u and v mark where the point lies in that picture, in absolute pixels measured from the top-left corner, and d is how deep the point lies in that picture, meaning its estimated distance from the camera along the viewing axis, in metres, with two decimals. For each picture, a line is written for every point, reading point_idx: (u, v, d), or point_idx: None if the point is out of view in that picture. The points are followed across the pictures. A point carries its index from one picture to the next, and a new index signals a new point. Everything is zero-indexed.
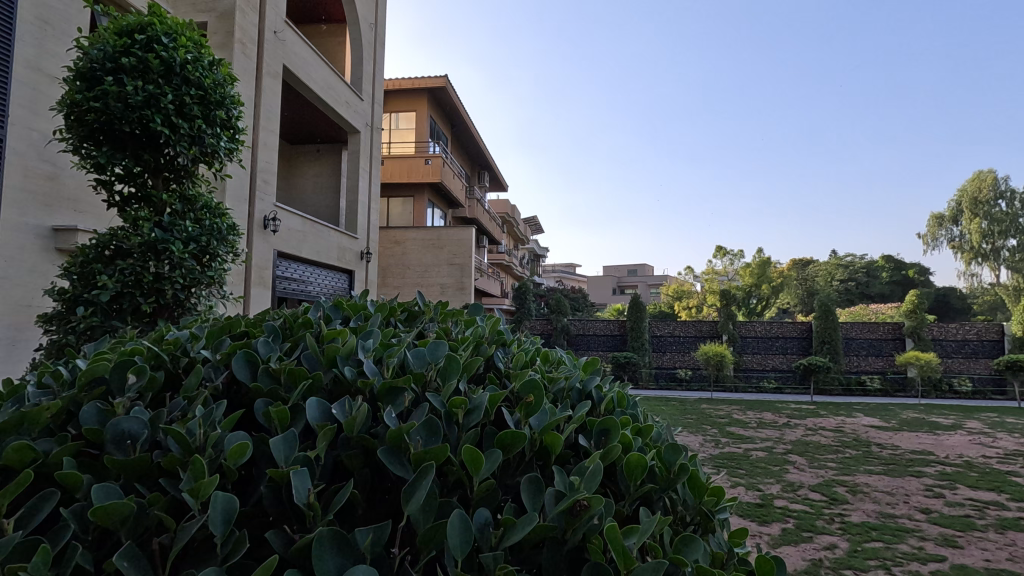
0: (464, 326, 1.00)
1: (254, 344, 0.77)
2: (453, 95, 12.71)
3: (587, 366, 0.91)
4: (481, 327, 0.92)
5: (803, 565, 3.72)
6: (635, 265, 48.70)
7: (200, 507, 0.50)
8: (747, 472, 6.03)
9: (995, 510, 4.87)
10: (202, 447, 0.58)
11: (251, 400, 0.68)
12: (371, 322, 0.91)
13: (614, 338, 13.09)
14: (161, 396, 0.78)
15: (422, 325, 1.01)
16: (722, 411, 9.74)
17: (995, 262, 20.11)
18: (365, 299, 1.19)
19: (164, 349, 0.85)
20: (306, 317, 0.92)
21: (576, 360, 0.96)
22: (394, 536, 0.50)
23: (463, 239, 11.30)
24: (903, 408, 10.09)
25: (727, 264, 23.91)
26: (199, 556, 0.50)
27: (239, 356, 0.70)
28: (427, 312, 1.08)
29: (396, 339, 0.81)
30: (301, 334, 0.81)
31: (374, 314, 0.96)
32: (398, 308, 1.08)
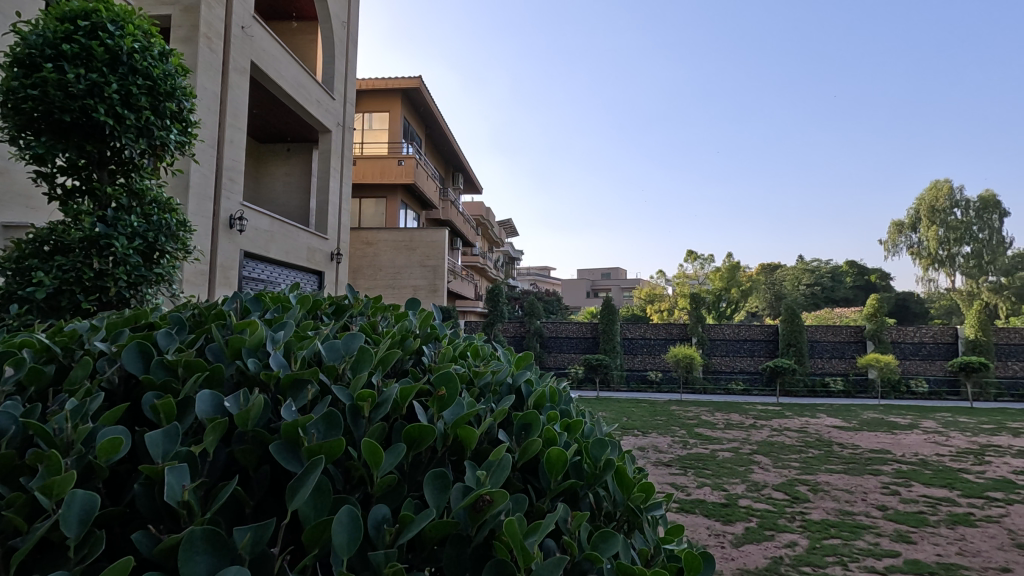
0: (393, 321, 0.98)
1: (155, 336, 0.75)
2: (427, 96, 12.63)
3: (520, 361, 0.90)
4: (410, 323, 0.91)
5: (764, 563, 3.78)
6: (609, 269, 49.20)
7: (60, 507, 0.49)
8: (713, 472, 6.13)
9: (947, 506, 5.04)
10: (74, 444, 0.56)
11: (139, 394, 0.66)
12: (289, 315, 0.89)
13: (586, 340, 13.15)
14: (46, 390, 0.75)
15: (351, 320, 1.00)
16: (691, 413, 9.88)
17: (951, 268, 20.95)
18: (293, 294, 1.17)
19: (58, 342, 0.84)
20: (219, 310, 0.91)
21: (512, 356, 0.95)
22: (278, 534, 0.48)
23: (435, 240, 11.23)
24: (864, 409, 10.40)
25: (698, 268, 24.32)
26: (58, 557, 0.48)
27: (130, 348, 0.68)
28: (356, 307, 1.07)
29: (314, 332, 0.80)
30: (212, 326, 0.80)
31: (292, 308, 0.96)
32: (326, 301, 1.06)
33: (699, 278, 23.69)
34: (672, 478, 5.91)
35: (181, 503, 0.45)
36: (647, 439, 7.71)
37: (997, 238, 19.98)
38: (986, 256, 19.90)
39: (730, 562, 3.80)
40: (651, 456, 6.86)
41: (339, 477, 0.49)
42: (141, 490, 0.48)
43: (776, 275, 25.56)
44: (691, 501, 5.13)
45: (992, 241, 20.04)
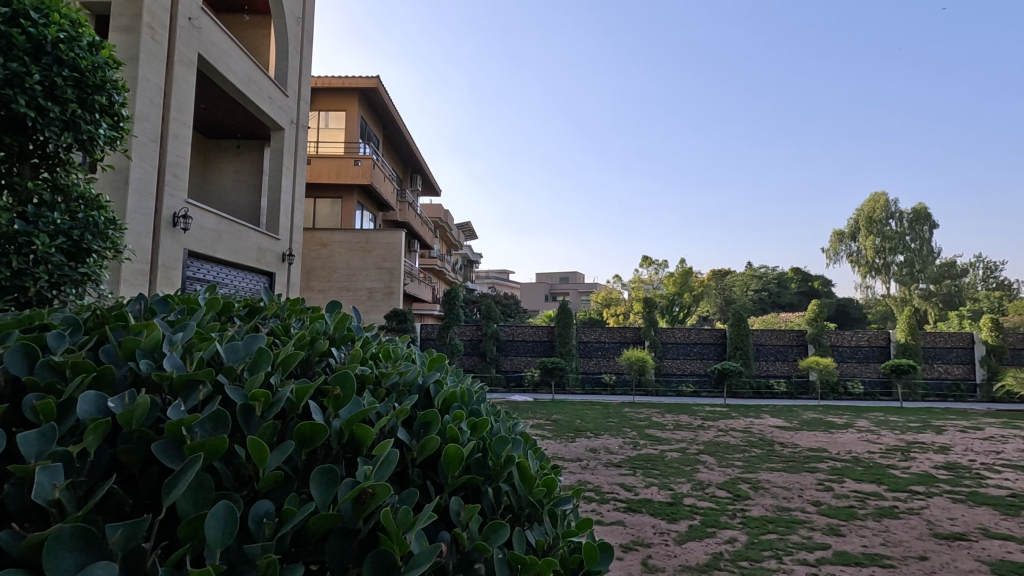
0: (308, 323, 1.02)
1: (46, 337, 0.76)
2: (386, 97, 12.50)
3: (433, 363, 0.95)
4: (323, 324, 0.95)
5: (705, 559, 3.92)
6: (566, 274, 49.77)
7: None
8: (661, 472, 6.30)
9: (874, 500, 5.37)
10: None
11: (23, 393, 0.68)
12: (193, 317, 0.92)
13: (543, 343, 13.26)
14: None
15: (263, 321, 1.03)
16: (642, 414, 10.12)
17: (885, 276, 22.22)
18: (205, 295, 1.19)
19: None
20: (120, 310, 0.92)
21: (426, 359, 0.99)
22: (152, 530, 0.51)
23: (392, 243, 11.13)
24: (804, 409, 10.90)
25: (653, 273, 24.88)
26: None
27: (14, 349, 0.69)
28: (271, 309, 1.11)
29: (217, 332, 0.83)
30: (111, 325, 0.81)
31: (196, 310, 0.98)
32: (239, 304, 1.10)
33: (654, 283, 24.22)
34: (621, 479, 6.05)
35: (52, 502, 0.48)
36: (599, 441, 7.85)
37: (927, 247, 21.40)
38: (917, 265, 21.26)
39: (673, 559, 3.92)
40: (602, 457, 6.98)
41: (228, 476, 0.51)
42: (12, 489, 0.50)
43: (726, 281, 26.47)
44: (639, 501, 5.25)
45: (922, 250, 21.43)
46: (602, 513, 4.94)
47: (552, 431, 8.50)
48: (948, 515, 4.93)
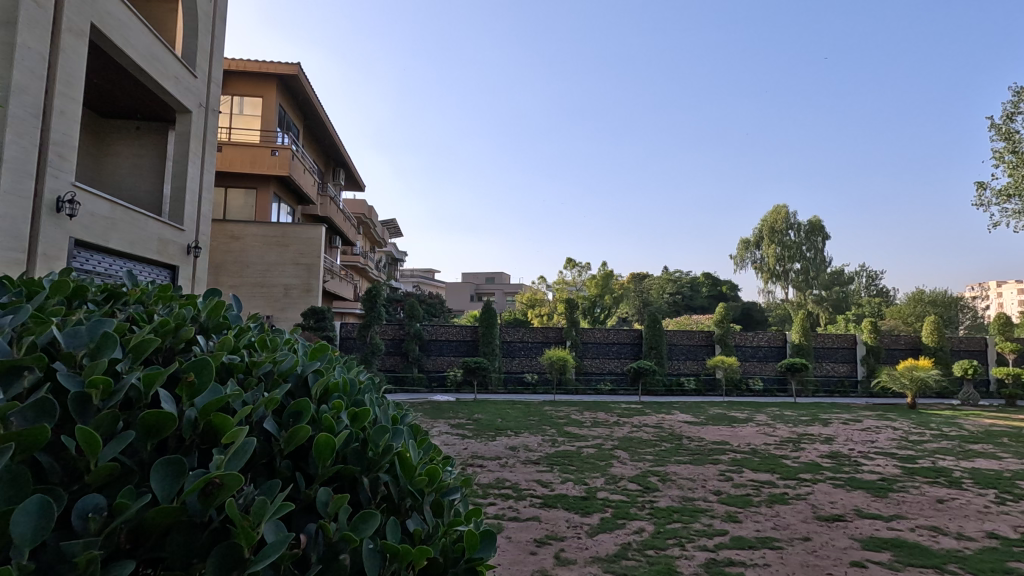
0: (174, 310, 1.03)
1: None
2: (306, 85, 11.96)
3: (312, 351, 1.00)
4: (190, 313, 0.96)
5: (614, 549, 4.07)
6: (492, 274, 50.08)
7: None
8: (577, 468, 6.48)
9: (768, 488, 5.81)
10: None
11: None
12: (33, 299, 0.89)
13: (466, 343, 13.24)
14: None
15: (121, 308, 1.03)
16: (562, 412, 10.36)
17: (784, 282, 24.12)
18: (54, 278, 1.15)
19: None
20: None
21: (306, 348, 1.03)
22: None
23: (311, 238, 10.70)
24: (711, 405, 11.61)
25: (576, 275, 25.51)
26: None
27: None
28: (135, 295, 1.10)
29: (60, 317, 0.81)
30: None
31: (38, 291, 0.95)
32: (97, 289, 1.08)
33: (577, 285, 24.87)
34: (538, 475, 6.16)
35: None
36: (518, 439, 7.94)
37: (820, 257, 23.55)
38: (811, 272, 23.36)
39: (584, 551, 4.04)
40: (521, 455, 7.08)
41: (56, 470, 0.52)
42: None
43: (644, 284, 27.71)
44: (555, 497, 5.37)
45: (816, 259, 23.51)
46: (518, 509, 5.00)
47: (472, 430, 8.51)
48: (829, 499, 5.44)
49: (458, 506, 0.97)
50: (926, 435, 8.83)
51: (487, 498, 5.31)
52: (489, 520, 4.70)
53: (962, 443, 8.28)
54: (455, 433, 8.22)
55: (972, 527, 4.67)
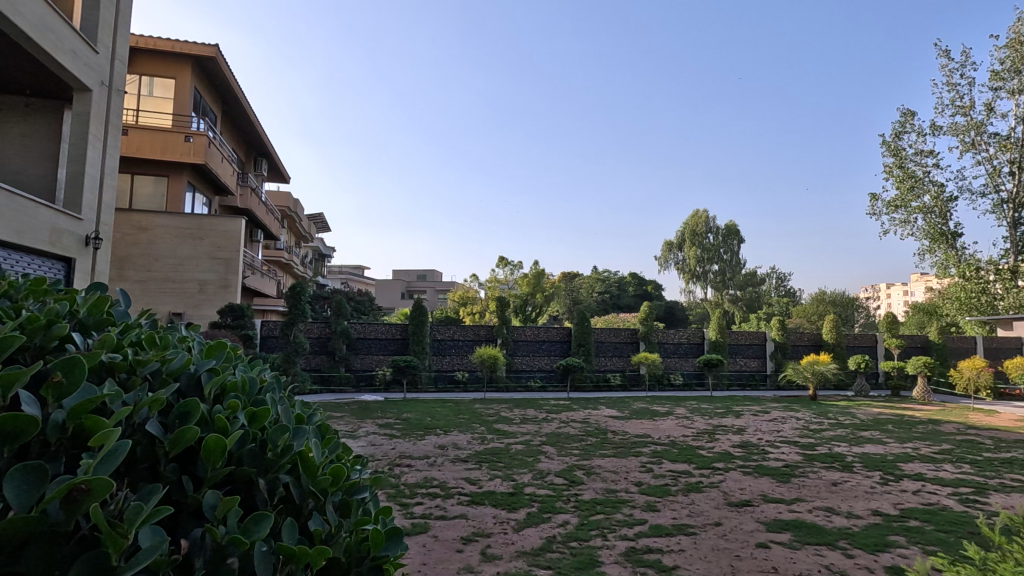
0: (52, 305, 0.96)
1: None
2: (225, 68, 11.28)
3: (208, 350, 0.97)
4: (67, 309, 0.91)
5: (539, 543, 4.15)
6: (423, 272, 49.55)
7: None
8: (505, 465, 6.54)
9: (684, 477, 6.13)
10: None
11: None
12: None
13: (396, 341, 12.99)
14: None
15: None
16: (492, 410, 10.41)
17: (703, 282, 25.48)
18: None
19: None
20: None
21: (202, 347, 0.99)
22: None
23: (228, 230, 10.13)
24: (635, 400, 12.10)
25: (508, 274, 25.64)
26: None
27: None
28: (5, 290, 1.02)
29: None
30: None
31: None
32: None
33: (509, 283, 25.01)
34: (466, 473, 6.16)
35: None
36: (447, 438, 7.91)
37: (736, 259, 25.07)
38: (727, 274, 24.82)
39: (510, 546, 4.09)
40: (450, 453, 7.05)
41: None
42: None
43: (574, 283, 28.34)
44: (482, 494, 5.40)
45: (732, 261, 24.98)
46: (445, 508, 4.98)
47: (401, 430, 8.38)
48: (738, 486, 5.82)
49: (372, 508, 0.97)
50: (824, 424, 9.64)
51: (414, 498, 5.25)
52: (416, 519, 4.65)
53: (854, 430, 9.10)
54: (383, 433, 8.06)
55: (860, 506, 5.15)
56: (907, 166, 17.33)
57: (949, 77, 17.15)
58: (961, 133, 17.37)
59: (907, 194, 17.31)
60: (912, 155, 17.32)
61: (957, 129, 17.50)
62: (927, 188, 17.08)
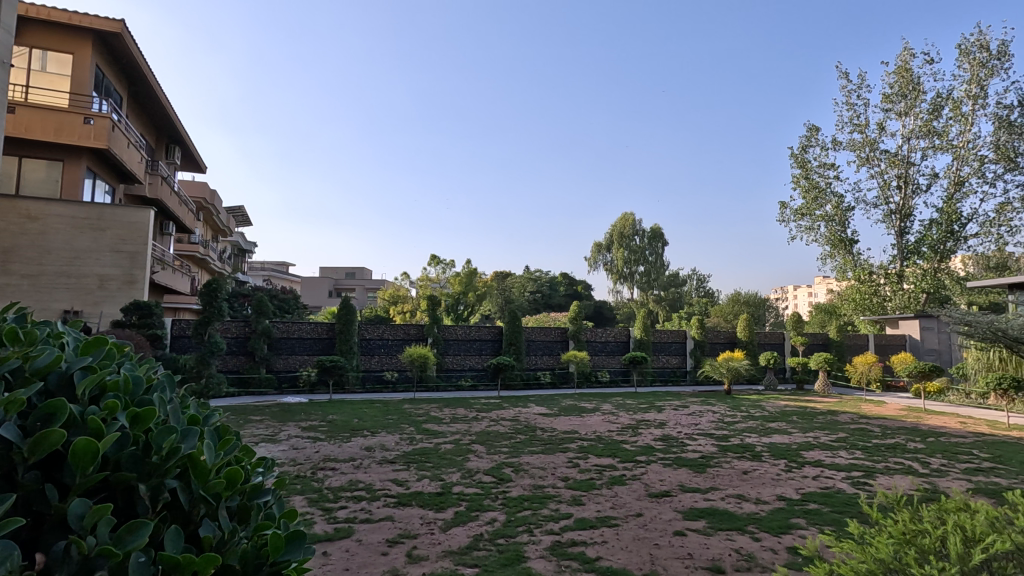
0: None
1: None
2: (132, 46, 10.41)
3: (87, 346, 0.92)
4: None
5: (467, 542, 4.15)
6: (352, 269, 48.16)
7: None
8: (434, 464, 6.47)
9: (608, 471, 6.33)
10: None
11: None
12: None
13: (322, 340, 12.52)
14: None
15: None
16: (421, 410, 10.28)
17: (630, 282, 26.40)
18: None
19: None
20: None
21: (82, 342, 0.94)
22: None
23: (134, 222, 9.37)
24: (563, 397, 12.36)
25: (440, 272, 25.37)
26: None
27: None
28: None
29: None
30: None
31: None
32: None
33: (440, 282, 24.77)
34: (393, 475, 6.04)
35: None
36: (374, 439, 7.72)
37: (660, 261, 26.17)
38: (652, 275, 25.88)
39: (437, 546, 4.06)
40: (377, 455, 6.88)
41: None
42: None
43: (506, 283, 28.51)
44: (410, 495, 5.31)
45: (657, 263, 26.07)
46: (371, 511, 4.86)
47: (325, 432, 8.09)
48: (659, 477, 6.07)
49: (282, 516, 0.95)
50: (737, 417, 10.27)
51: (337, 502, 5.07)
52: (340, 524, 4.50)
53: (763, 422, 9.77)
54: (306, 436, 7.75)
55: (767, 492, 5.53)
56: (812, 177, 18.81)
57: (848, 97, 18.77)
58: (858, 148, 19.04)
59: (812, 204, 18.78)
60: (816, 167, 18.82)
61: (854, 145, 19.21)
62: (829, 198, 18.61)
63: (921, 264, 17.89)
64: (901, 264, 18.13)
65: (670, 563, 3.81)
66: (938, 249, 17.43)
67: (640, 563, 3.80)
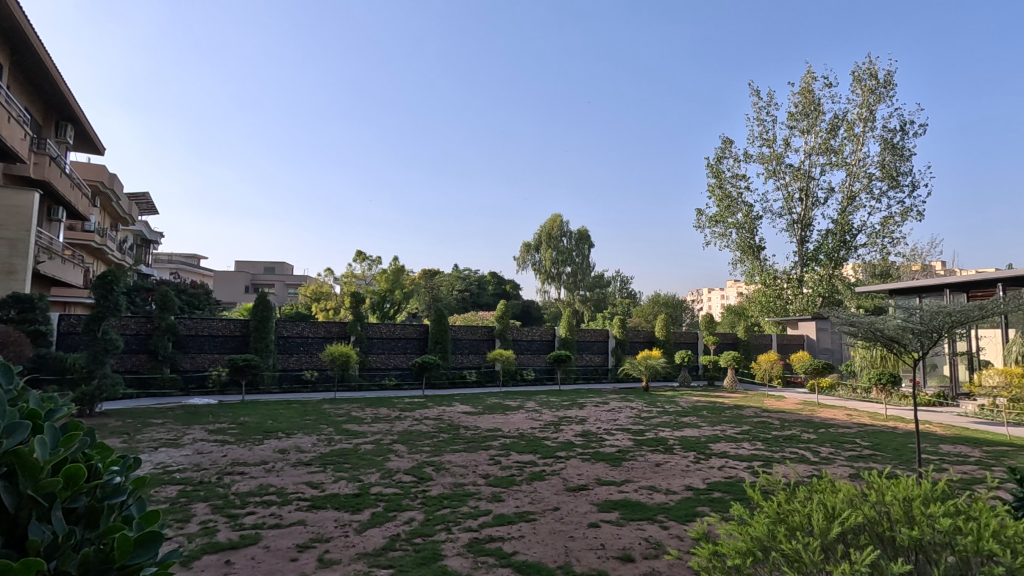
0: None
1: None
2: (15, 9, 9.33)
3: None
4: None
5: (382, 543, 4.06)
6: (272, 264, 45.87)
7: None
8: (352, 465, 6.28)
9: (529, 467, 6.42)
10: None
11: None
12: None
13: (234, 338, 11.82)
14: None
15: None
16: (341, 410, 9.95)
17: (558, 282, 26.92)
18: None
19: None
20: None
21: None
22: None
23: (14, 206, 8.41)
24: (488, 396, 12.41)
25: (366, 269, 24.67)
26: None
27: None
28: None
29: None
30: None
31: None
32: None
33: (366, 279, 24.10)
34: (308, 477, 5.80)
35: None
36: (289, 441, 7.38)
37: (586, 263, 26.88)
38: (579, 275, 26.55)
39: (350, 549, 3.94)
40: (291, 457, 6.59)
41: None
42: None
43: (435, 281, 28.23)
44: (324, 497, 5.12)
45: (583, 264, 26.80)
46: (281, 516, 4.64)
47: (235, 435, 7.64)
48: (577, 472, 6.23)
49: (136, 521, 0.95)
50: (653, 412, 10.75)
51: (245, 508, 4.80)
52: (246, 531, 4.26)
53: (677, 416, 10.28)
54: (213, 440, 7.29)
55: (676, 483, 5.82)
56: (725, 187, 20.03)
57: (758, 113, 20.16)
58: (766, 161, 20.48)
59: (725, 212, 20.00)
60: (730, 177, 20.07)
61: (763, 158, 20.63)
62: (740, 207, 19.90)
63: (818, 270, 19.54)
64: (802, 270, 19.69)
65: (583, 554, 3.91)
66: (833, 257, 19.09)
67: (554, 555, 3.88)
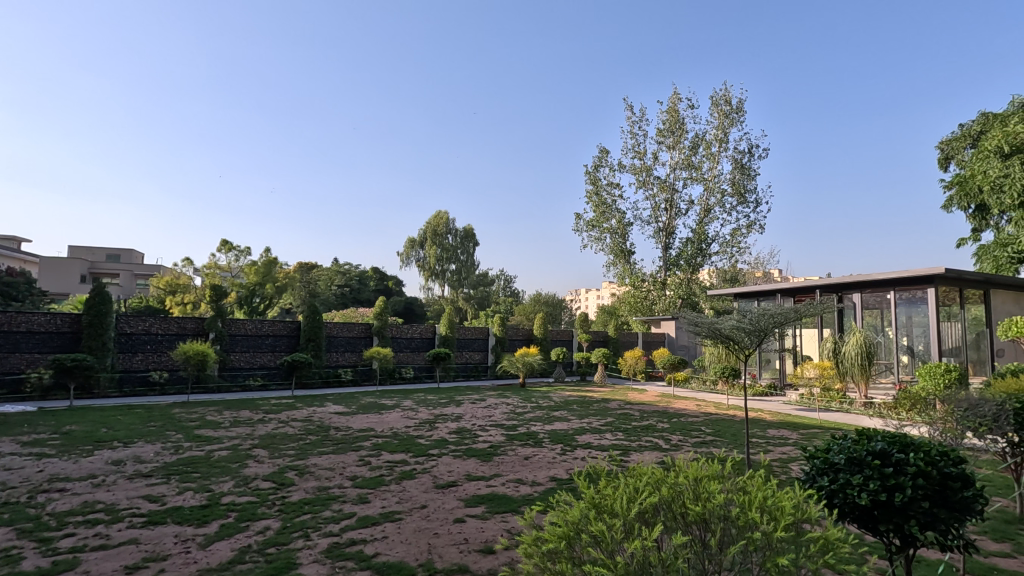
0: None
1: None
2: None
3: None
4: None
5: (230, 556, 3.76)
6: (116, 252, 40.44)
7: None
8: (201, 475, 5.74)
9: (399, 466, 6.32)
10: None
11: None
12: None
13: (61, 336, 10.23)
14: None
15: None
16: (194, 414, 9.05)
17: (442, 279, 26.69)
18: None
19: None
20: None
21: None
22: None
23: None
24: (364, 395, 12.04)
25: (233, 260, 22.58)
26: None
27: None
28: None
29: None
30: None
31: None
32: None
33: (232, 271, 22.04)
34: (146, 490, 5.19)
35: None
36: (126, 451, 6.55)
37: (471, 261, 26.98)
38: (463, 273, 26.61)
39: (191, 566, 3.61)
40: (126, 469, 5.86)
41: None
42: None
43: (312, 275, 26.75)
44: (165, 512, 4.63)
45: (467, 262, 26.90)
46: (108, 536, 4.11)
47: (56, 447, 6.62)
48: (447, 469, 6.24)
49: None
50: (527, 407, 11.11)
51: (62, 530, 4.18)
52: (60, 556, 3.71)
53: (548, 411, 10.73)
54: (25, 453, 6.24)
55: (542, 474, 6.06)
56: (602, 194, 21.27)
57: (631, 127, 21.67)
58: (637, 172, 22.05)
59: (601, 217, 21.23)
60: (605, 185, 21.33)
61: (634, 169, 22.20)
62: (614, 213, 21.24)
63: (678, 274, 21.53)
64: (665, 274, 21.55)
65: (445, 550, 3.94)
66: (691, 262, 21.19)
67: (416, 554, 3.86)
